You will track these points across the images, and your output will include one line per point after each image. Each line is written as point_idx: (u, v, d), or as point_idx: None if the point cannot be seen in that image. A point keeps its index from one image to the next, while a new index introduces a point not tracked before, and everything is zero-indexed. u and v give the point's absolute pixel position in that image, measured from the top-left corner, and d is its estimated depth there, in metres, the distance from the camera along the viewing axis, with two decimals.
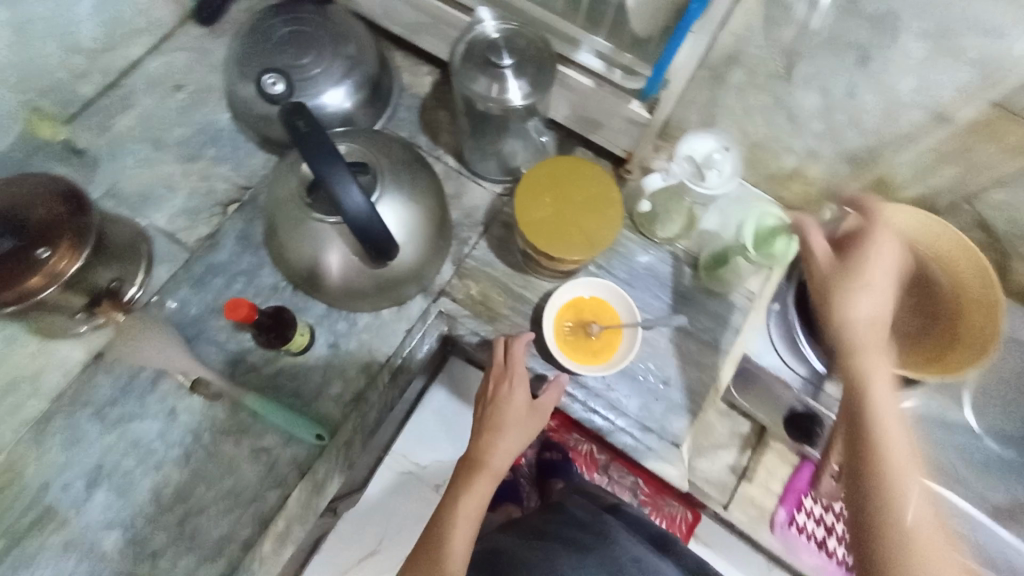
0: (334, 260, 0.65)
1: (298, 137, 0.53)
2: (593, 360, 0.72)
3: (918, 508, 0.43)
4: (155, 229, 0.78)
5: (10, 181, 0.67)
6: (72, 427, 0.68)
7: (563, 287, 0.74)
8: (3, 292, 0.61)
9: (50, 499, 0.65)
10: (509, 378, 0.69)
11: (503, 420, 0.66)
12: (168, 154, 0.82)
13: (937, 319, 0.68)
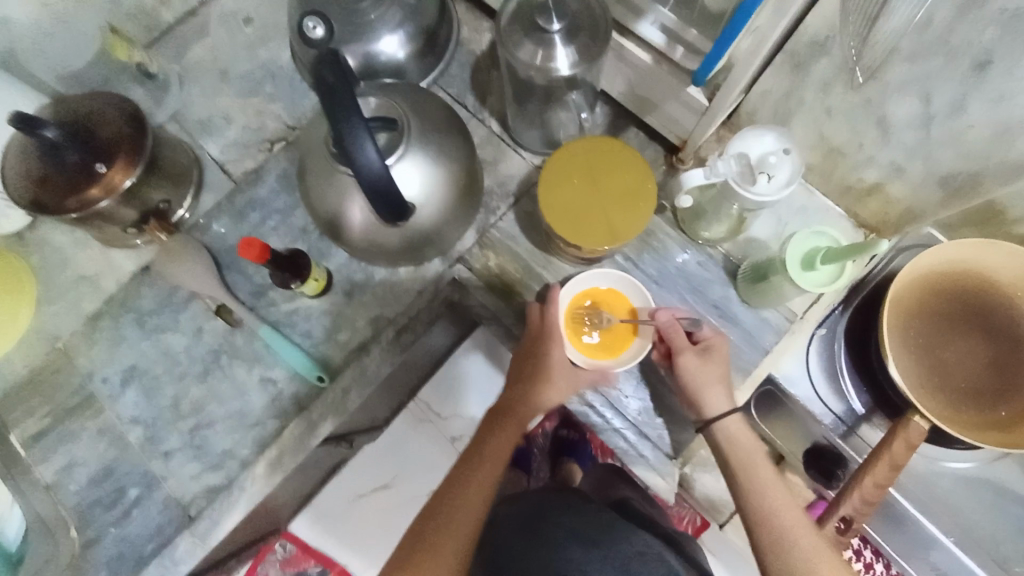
0: (355, 213, 0.65)
1: (323, 85, 0.52)
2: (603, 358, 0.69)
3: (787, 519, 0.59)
4: (209, 158, 0.82)
5: (78, 97, 0.71)
6: (116, 328, 0.75)
7: (580, 275, 0.70)
8: (66, 199, 0.66)
9: (91, 388, 0.73)
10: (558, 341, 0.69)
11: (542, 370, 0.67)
12: (229, 86, 0.85)
13: (975, 393, 0.70)
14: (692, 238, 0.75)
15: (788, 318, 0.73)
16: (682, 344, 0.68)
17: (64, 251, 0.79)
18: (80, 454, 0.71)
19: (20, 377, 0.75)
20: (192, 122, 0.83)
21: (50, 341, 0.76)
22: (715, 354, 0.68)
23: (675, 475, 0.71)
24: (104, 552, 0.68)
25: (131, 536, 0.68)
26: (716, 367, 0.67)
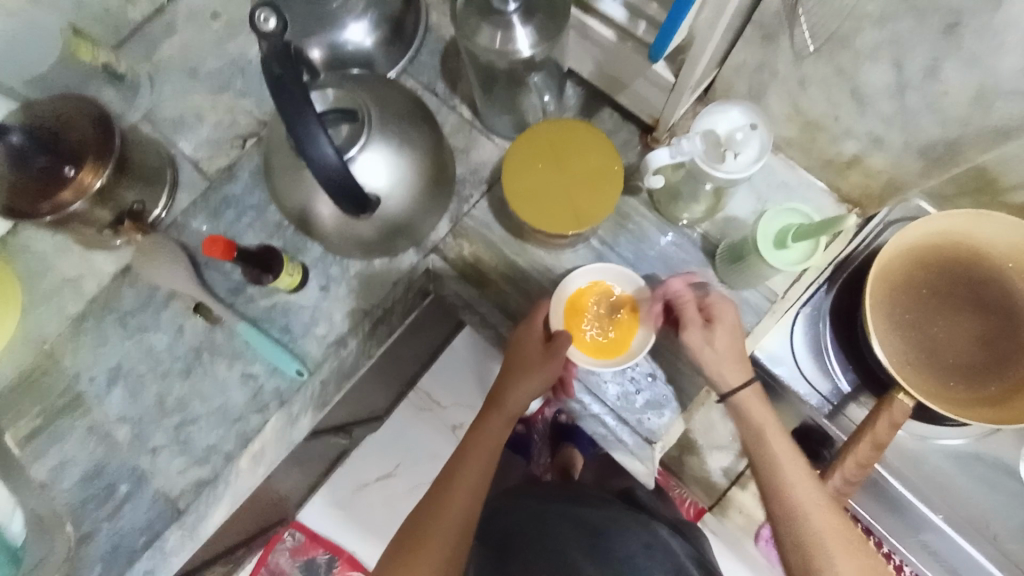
0: (323, 207, 0.65)
1: (271, 79, 0.52)
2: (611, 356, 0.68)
3: (801, 492, 0.58)
4: (183, 157, 0.82)
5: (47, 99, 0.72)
6: (100, 329, 0.76)
7: (567, 277, 0.69)
8: (39, 203, 0.67)
9: (79, 389, 0.75)
10: (531, 329, 0.70)
11: (524, 359, 0.69)
12: (199, 83, 0.84)
13: (964, 367, 0.68)
14: (669, 220, 0.73)
15: (771, 298, 0.72)
16: (692, 316, 0.66)
17: (46, 255, 0.80)
18: (71, 453, 0.73)
19: (9, 380, 0.76)
20: (164, 120, 0.83)
21: (36, 344, 0.77)
22: (722, 323, 0.65)
23: (655, 460, 0.70)
24: (98, 546, 0.70)
25: (122, 531, 0.70)
26: (731, 336, 0.65)
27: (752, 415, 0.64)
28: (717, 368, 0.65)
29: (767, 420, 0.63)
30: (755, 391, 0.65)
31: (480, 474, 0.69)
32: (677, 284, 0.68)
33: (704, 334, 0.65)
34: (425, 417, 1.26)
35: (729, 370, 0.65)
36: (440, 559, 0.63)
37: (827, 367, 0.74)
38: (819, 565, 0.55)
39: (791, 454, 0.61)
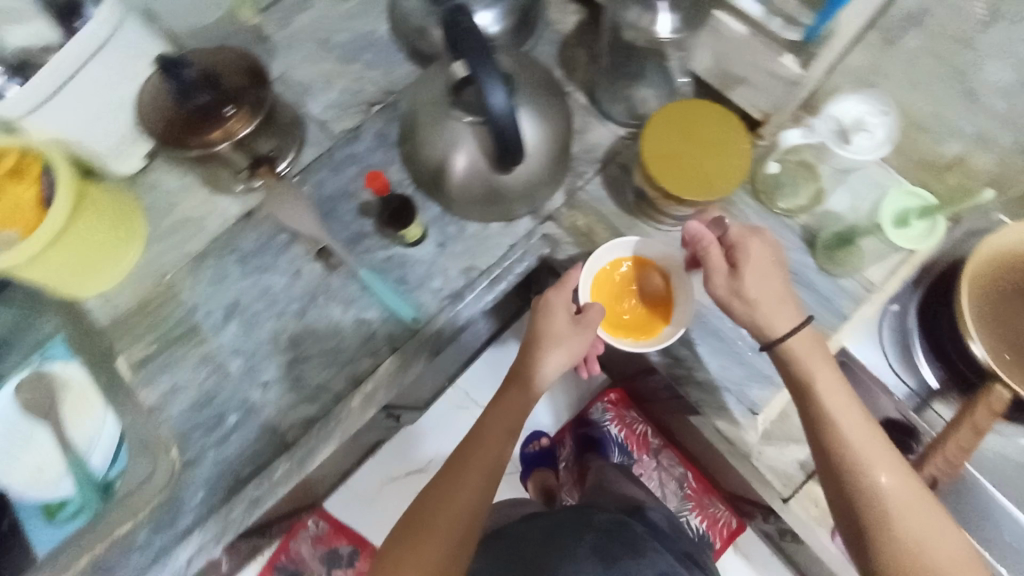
0: (460, 161, 0.70)
1: (459, 33, 0.58)
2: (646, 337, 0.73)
3: (856, 441, 0.59)
4: (311, 117, 0.87)
5: (205, 51, 0.77)
6: (220, 267, 0.80)
7: (594, 253, 0.74)
8: (191, 140, 0.72)
9: (196, 320, 0.78)
10: (563, 300, 0.72)
11: (548, 333, 0.71)
12: (331, 54, 0.91)
13: None
14: (771, 208, 0.78)
15: (867, 288, 0.75)
16: (717, 262, 0.67)
17: (171, 197, 0.84)
18: (184, 381, 0.75)
19: (129, 308, 0.79)
20: (295, 84, 0.89)
21: (156, 278, 0.80)
22: (747, 267, 0.66)
23: (758, 428, 0.73)
24: (203, 471, 0.71)
25: (228, 459, 0.72)
26: (759, 277, 0.66)
27: (800, 364, 0.64)
28: (756, 309, 0.65)
29: (822, 372, 0.63)
30: (804, 338, 0.64)
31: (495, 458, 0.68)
32: (696, 227, 0.69)
33: (730, 280, 0.66)
34: (461, 413, 1.27)
35: (768, 314, 0.65)
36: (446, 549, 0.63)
37: (915, 363, 0.77)
38: (873, 510, 0.57)
39: (846, 406, 0.61)
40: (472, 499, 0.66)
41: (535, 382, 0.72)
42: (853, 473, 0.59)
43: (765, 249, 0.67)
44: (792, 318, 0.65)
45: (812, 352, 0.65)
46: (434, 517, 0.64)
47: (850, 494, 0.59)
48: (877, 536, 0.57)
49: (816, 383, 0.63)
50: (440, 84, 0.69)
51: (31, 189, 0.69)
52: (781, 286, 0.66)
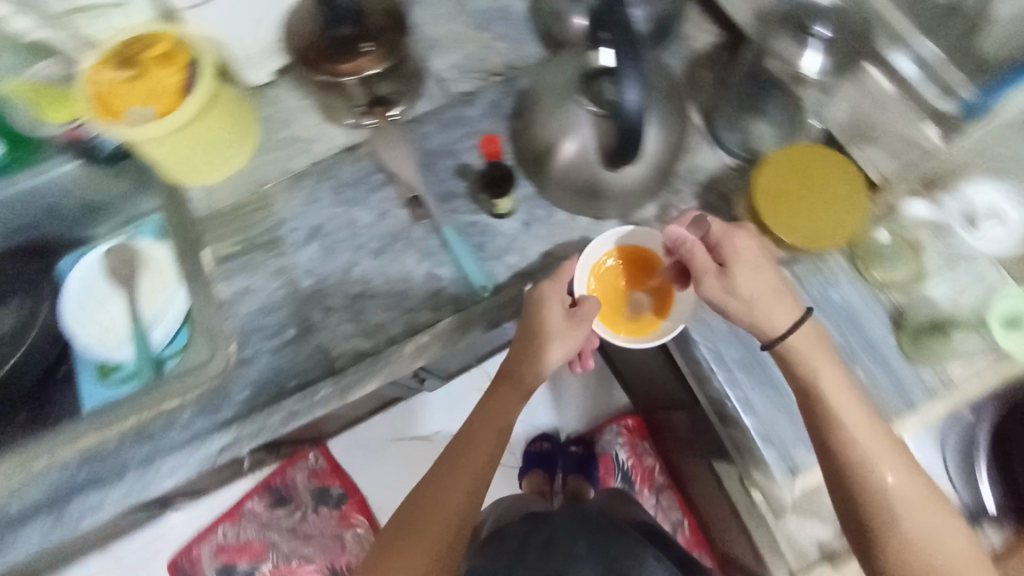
0: (570, 147, 0.71)
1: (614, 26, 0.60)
2: (646, 333, 0.72)
3: (862, 440, 0.61)
4: (432, 71, 0.89)
5: None
6: (315, 189, 0.83)
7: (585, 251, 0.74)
8: (322, 67, 0.75)
9: (281, 232, 0.81)
10: (559, 293, 0.71)
11: (542, 332, 0.70)
12: (465, 17, 0.93)
13: None
14: (866, 277, 0.75)
15: (944, 383, 0.71)
16: (705, 264, 0.65)
17: (287, 114, 0.88)
18: (258, 285, 0.79)
19: (225, 206, 0.84)
20: (425, 37, 0.91)
21: (255, 184, 0.84)
22: (736, 262, 0.64)
23: (794, 490, 0.70)
24: (254, 372, 0.75)
25: (279, 367, 0.75)
26: (750, 272, 0.64)
27: (804, 362, 0.64)
28: (754, 310, 0.63)
29: (829, 371, 0.63)
30: (806, 331, 0.64)
31: (486, 459, 0.70)
32: (677, 230, 0.66)
33: (723, 279, 0.64)
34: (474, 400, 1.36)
35: (766, 308, 0.63)
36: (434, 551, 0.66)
37: None
38: (881, 508, 0.60)
39: (851, 404, 0.62)
40: (461, 505, 0.68)
41: (526, 379, 0.72)
42: (861, 473, 0.60)
43: (751, 243, 0.65)
44: (791, 314, 0.64)
45: (814, 350, 0.64)
46: (423, 520, 0.67)
47: (861, 500, 0.61)
48: (888, 539, 0.59)
49: (821, 381, 0.63)
50: (570, 72, 0.71)
51: (175, 75, 0.73)
52: (777, 284, 0.64)
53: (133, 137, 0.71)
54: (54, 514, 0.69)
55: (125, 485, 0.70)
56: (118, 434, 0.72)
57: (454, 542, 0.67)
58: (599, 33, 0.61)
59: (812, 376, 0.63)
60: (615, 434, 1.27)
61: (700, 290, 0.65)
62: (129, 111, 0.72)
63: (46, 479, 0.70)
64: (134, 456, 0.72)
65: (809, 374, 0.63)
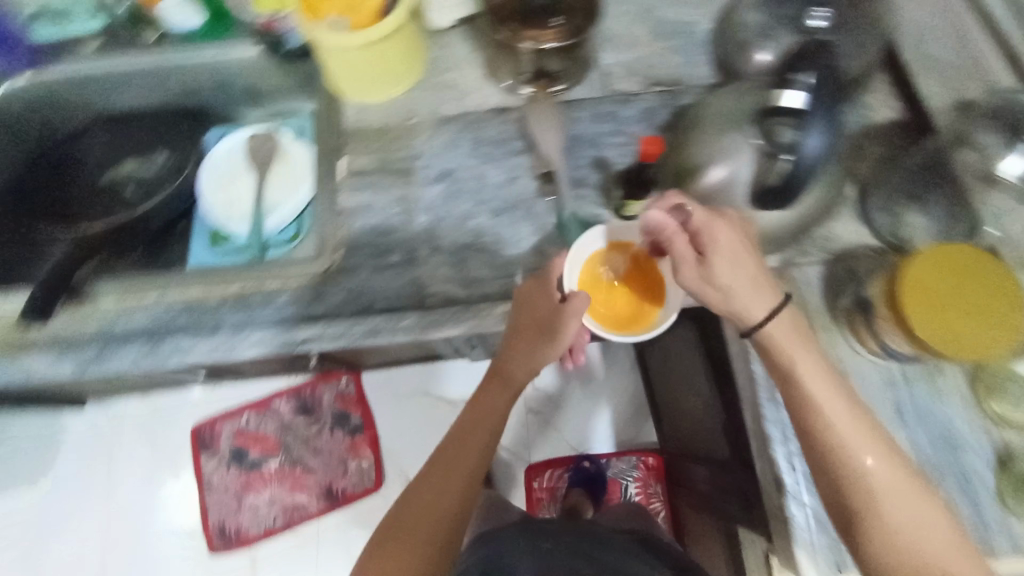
0: (717, 174, 0.70)
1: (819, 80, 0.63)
2: (640, 327, 0.77)
3: (840, 429, 0.62)
4: (601, 62, 0.90)
5: None
6: (457, 136, 0.86)
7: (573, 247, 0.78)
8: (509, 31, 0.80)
9: (414, 164, 0.85)
10: (551, 291, 0.74)
11: (535, 334, 0.75)
12: (648, 22, 0.93)
13: None
14: (981, 406, 0.69)
15: None
16: (683, 251, 0.69)
17: (453, 60, 0.91)
18: (377, 204, 0.83)
19: (372, 124, 0.88)
20: (603, 29, 0.93)
21: (404, 114, 0.88)
22: (713, 250, 0.67)
23: None
24: (351, 282, 0.79)
25: (375, 286, 0.78)
26: (727, 265, 0.67)
27: (779, 345, 0.66)
28: (728, 298, 0.68)
29: (805, 359, 0.65)
30: (781, 319, 0.67)
31: (476, 456, 0.79)
32: (656, 216, 0.70)
33: (700, 269, 0.68)
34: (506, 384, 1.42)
35: (744, 298, 0.67)
36: (428, 544, 0.73)
37: None
38: (863, 496, 0.60)
39: (829, 391, 0.64)
40: (452, 506, 0.76)
41: (516, 378, 0.80)
42: (846, 462, 0.61)
43: (731, 233, 0.67)
44: (768, 304, 0.67)
45: (790, 334, 0.67)
46: (416, 521, 0.74)
47: (843, 489, 0.62)
48: (868, 528, 0.60)
49: (796, 363, 0.65)
50: (745, 101, 0.71)
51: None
52: (751, 276, 0.67)
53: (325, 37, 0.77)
54: (149, 346, 0.75)
55: (215, 344, 0.76)
56: (220, 296, 0.78)
57: (448, 539, 0.75)
58: (797, 75, 0.65)
59: (788, 362, 0.66)
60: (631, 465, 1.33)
61: (678, 277, 0.70)
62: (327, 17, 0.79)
63: (153, 312, 0.78)
64: (227, 318, 0.77)
65: (785, 360, 0.66)
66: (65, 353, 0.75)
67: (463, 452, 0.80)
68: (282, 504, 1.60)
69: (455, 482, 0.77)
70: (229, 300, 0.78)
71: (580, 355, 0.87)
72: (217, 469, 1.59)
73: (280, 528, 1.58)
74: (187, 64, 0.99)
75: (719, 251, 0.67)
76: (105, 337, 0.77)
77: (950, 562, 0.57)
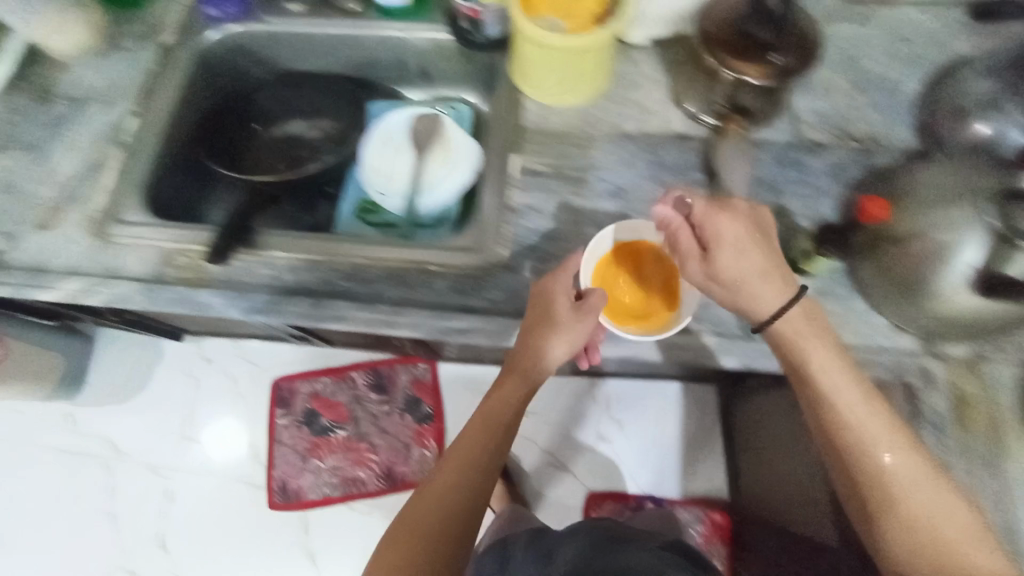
0: (932, 247, 0.65)
1: None
2: (655, 327, 0.74)
3: (857, 424, 0.67)
4: (795, 104, 0.86)
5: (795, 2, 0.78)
6: (635, 156, 0.85)
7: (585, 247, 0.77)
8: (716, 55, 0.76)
9: (588, 177, 0.84)
10: (564, 287, 0.73)
11: (542, 331, 0.73)
12: (850, 70, 0.88)
13: None
14: None
15: None
16: (690, 246, 0.71)
17: (639, 78, 0.90)
18: (545, 209, 0.82)
19: (551, 129, 0.88)
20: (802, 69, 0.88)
21: (584, 125, 0.87)
22: (716, 246, 0.68)
23: None
24: (510, 280, 0.79)
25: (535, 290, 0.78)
26: (734, 256, 0.68)
27: (797, 340, 0.69)
28: (738, 291, 0.69)
29: (821, 354, 0.69)
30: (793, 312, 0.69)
31: (481, 460, 0.78)
32: (665, 212, 0.72)
33: (704, 263, 0.70)
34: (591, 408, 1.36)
35: (752, 290, 0.69)
36: (435, 549, 0.74)
37: None
38: (879, 487, 0.67)
39: (846, 385, 0.68)
40: (451, 514, 0.76)
41: (524, 374, 0.77)
42: (863, 455, 0.67)
43: (733, 223, 0.68)
44: (778, 296, 0.69)
45: (806, 330, 0.69)
46: (420, 530, 0.75)
47: (866, 483, 0.68)
48: (886, 520, 0.67)
49: (814, 361, 0.69)
50: (973, 178, 0.66)
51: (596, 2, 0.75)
52: (764, 270, 0.68)
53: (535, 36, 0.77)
54: (312, 305, 0.77)
55: (373, 315, 0.76)
56: (383, 269, 0.79)
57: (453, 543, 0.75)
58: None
59: (807, 357, 0.69)
60: (696, 518, 1.23)
61: (686, 273, 0.72)
62: (542, 16, 0.76)
63: (318, 272, 0.80)
64: (385, 292, 0.78)
65: (804, 354, 0.69)
66: (237, 296, 0.78)
67: (469, 441, 0.80)
68: (343, 475, 1.63)
69: (464, 470, 0.78)
70: (391, 274, 0.79)
71: (595, 355, 0.77)
72: (289, 427, 1.67)
73: (336, 498, 1.61)
74: (371, 36, 1.00)
75: (720, 245, 0.68)
76: (272, 288, 0.79)
77: (962, 543, 0.65)
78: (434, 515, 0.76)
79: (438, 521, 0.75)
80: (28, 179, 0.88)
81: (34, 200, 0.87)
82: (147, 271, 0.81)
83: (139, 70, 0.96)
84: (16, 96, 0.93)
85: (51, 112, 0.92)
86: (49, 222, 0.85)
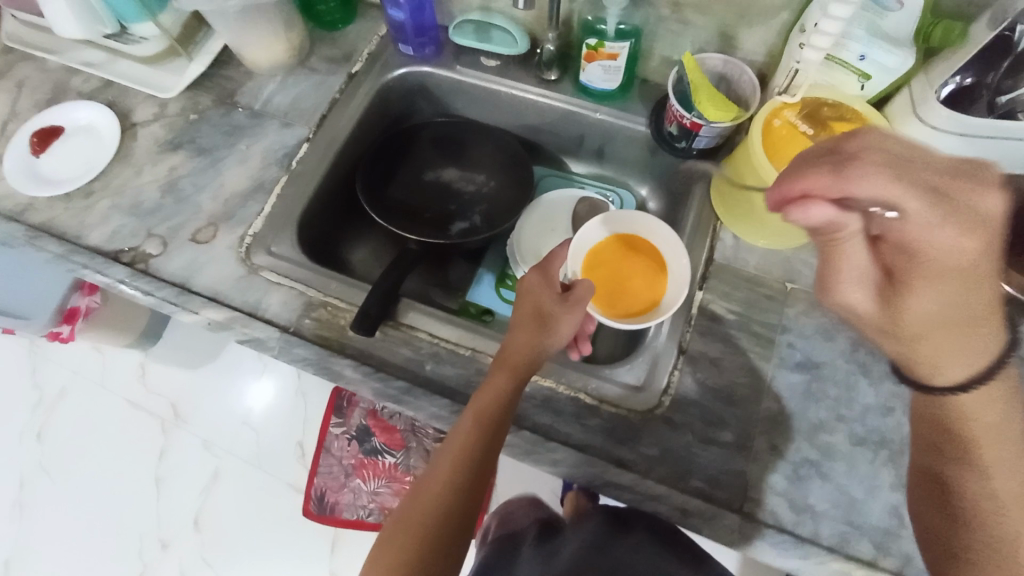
0: None
1: None
2: (644, 313, 0.76)
3: (988, 429, 0.54)
4: None
5: None
6: (839, 328, 0.74)
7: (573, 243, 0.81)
8: None
9: (779, 339, 0.74)
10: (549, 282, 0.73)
11: (529, 318, 0.70)
12: None
13: None
14: None
15: None
16: (858, 269, 0.52)
17: None
18: (726, 365, 0.73)
19: (744, 270, 0.78)
20: None
21: (784, 275, 0.77)
22: (902, 274, 0.50)
23: None
24: (669, 438, 0.70)
25: (699, 459, 0.68)
26: (926, 293, 0.50)
27: (931, 355, 0.53)
28: (919, 344, 0.53)
29: (962, 365, 0.53)
30: (960, 373, 0.53)
31: (471, 448, 0.64)
32: (817, 211, 0.48)
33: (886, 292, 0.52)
34: None
35: (942, 343, 0.52)
36: (421, 541, 0.61)
37: None
38: (987, 507, 0.54)
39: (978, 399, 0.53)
40: (438, 503, 0.63)
41: (519, 357, 0.68)
42: (976, 463, 0.54)
43: (967, 238, 0.46)
44: (965, 363, 0.52)
45: (952, 335, 0.52)
46: (406, 514, 0.64)
47: (964, 491, 0.55)
48: (983, 538, 0.54)
49: (944, 369, 0.53)
50: None
51: None
52: (958, 287, 0.49)
53: (739, 151, 0.74)
54: (452, 407, 0.71)
55: (513, 440, 0.70)
56: (533, 385, 0.73)
57: (441, 537, 0.62)
58: None
59: (935, 361, 0.53)
60: None
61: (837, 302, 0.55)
62: (784, 162, 0.69)
63: (464, 367, 0.73)
64: (531, 413, 0.71)
65: (936, 355, 0.53)
66: (376, 374, 0.72)
67: (455, 433, 0.66)
68: (381, 503, 1.53)
69: (453, 458, 0.65)
70: (540, 394, 0.72)
71: (587, 345, 0.74)
72: (339, 438, 1.57)
73: (369, 525, 1.52)
74: (561, 107, 0.93)
75: (922, 280, 0.49)
76: (412, 375, 0.73)
77: None
78: (427, 510, 0.63)
79: (434, 520, 0.62)
80: (194, 184, 0.86)
81: (194, 206, 0.84)
82: (286, 316, 0.77)
83: (323, 94, 0.93)
84: (201, 96, 0.93)
85: (234, 119, 0.91)
86: (203, 236, 0.82)
